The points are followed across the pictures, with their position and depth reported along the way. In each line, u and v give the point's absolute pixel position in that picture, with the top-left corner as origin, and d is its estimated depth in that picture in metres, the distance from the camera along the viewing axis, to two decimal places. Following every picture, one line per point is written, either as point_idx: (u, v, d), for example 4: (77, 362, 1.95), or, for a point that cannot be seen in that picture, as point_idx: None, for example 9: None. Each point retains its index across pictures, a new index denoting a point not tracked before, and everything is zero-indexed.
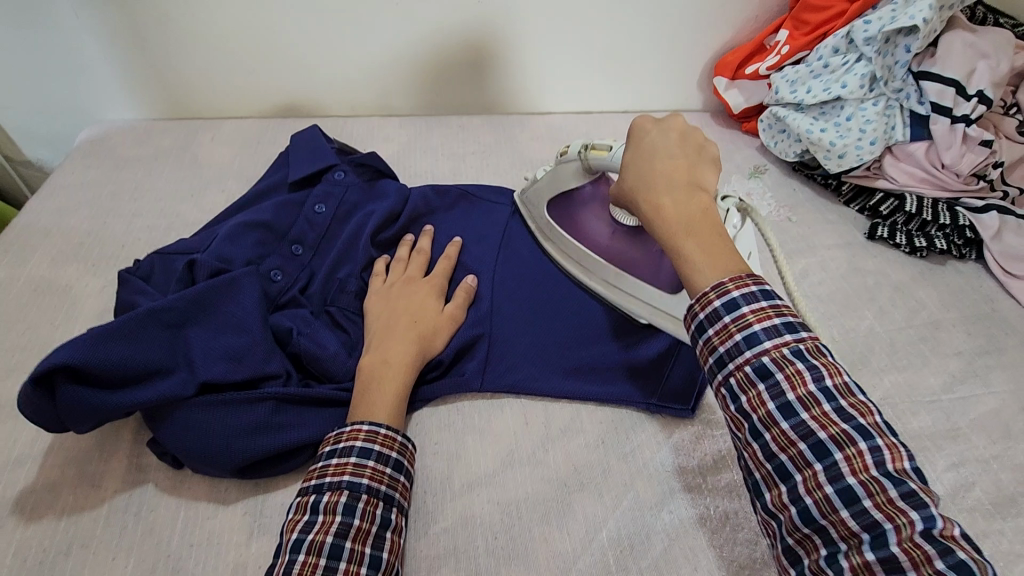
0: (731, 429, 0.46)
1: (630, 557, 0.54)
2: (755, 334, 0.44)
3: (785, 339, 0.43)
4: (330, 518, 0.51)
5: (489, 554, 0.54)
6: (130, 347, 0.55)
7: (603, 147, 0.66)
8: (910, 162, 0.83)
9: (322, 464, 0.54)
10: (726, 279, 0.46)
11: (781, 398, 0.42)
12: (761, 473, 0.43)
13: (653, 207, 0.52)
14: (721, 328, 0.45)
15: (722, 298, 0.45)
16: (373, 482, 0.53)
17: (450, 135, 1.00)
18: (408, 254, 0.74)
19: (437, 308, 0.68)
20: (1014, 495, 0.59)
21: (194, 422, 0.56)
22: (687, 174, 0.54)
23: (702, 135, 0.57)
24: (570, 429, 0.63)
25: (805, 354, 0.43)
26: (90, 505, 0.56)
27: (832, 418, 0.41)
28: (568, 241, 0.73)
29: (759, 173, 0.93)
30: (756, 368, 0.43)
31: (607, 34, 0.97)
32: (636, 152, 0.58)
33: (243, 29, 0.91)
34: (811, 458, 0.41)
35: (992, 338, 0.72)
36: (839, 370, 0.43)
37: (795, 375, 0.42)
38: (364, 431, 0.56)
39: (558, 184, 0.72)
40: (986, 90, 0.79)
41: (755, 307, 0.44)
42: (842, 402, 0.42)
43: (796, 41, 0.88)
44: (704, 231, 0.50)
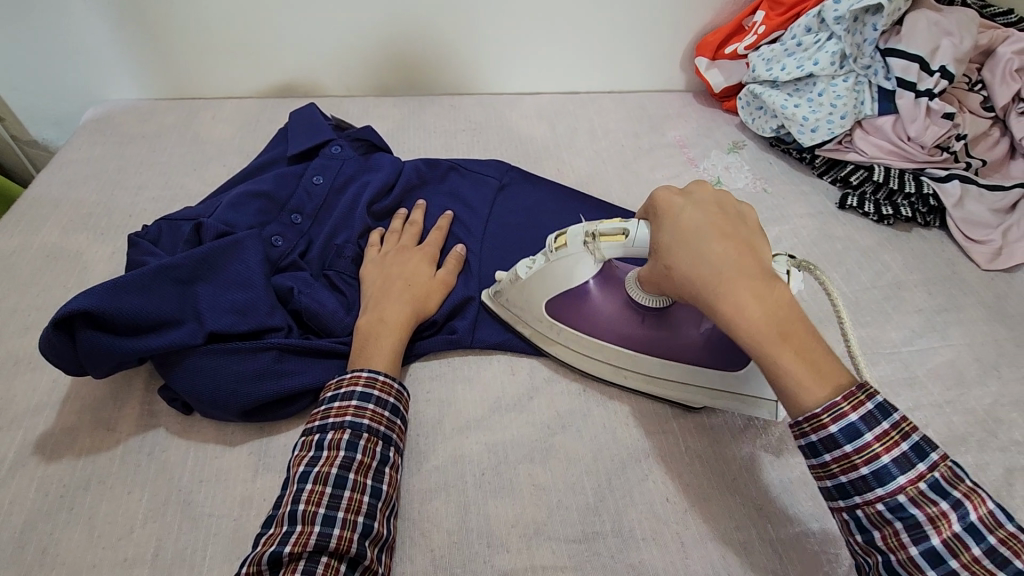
0: (857, 549, 0.47)
1: (608, 489, 0.58)
2: (886, 469, 0.44)
3: (919, 471, 0.43)
4: (334, 453, 0.55)
5: (477, 487, 0.59)
6: (143, 299, 0.59)
7: (614, 232, 0.58)
8: (879, 135, 0.88)
9: (325, 408, 0.58)
10: (839, 399, 0.44)
11: (924, 542, 0.43)
12: None
13: (737, 311, 0.45)
14: (843, 457, 0.45)
15: (840, 424, 0.44)
16: (373, 422, 0.58)
17: (442, 114, 1.04)
18: (401, 227, 0.78)
19: (430, 273, 0.71)
20: (964, 435, 0.63)
21: (202, 369, 0.60)
22: (752, 256, 0.48)
23: (737, 204, 0.53)
24: (554, 379, 0.67)
25: (943, 487, 0.43)
26: (106, 446, 0.60)
27: (986, 565, 0.42)
28: (589, 341, 0.65)
29: (737, 148, 0.97)
30: (889, 505, 0.44)
31: (592, 17, 1.01)
32: (678, 237, 0.50)
33: (242, 11, 0.95)
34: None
35: (951, 297, 0.77)
36: (982, 497, 0.43)
37: (940, 517, 0.43)
38: (364, 377, 0.59)
39: (563, 279, 0.64)
40: (948, 66, 0.82)
41: (881, 435, 0.44)
42: (991, 541, 0.42)
43: (771, 21, 0.92)
44: (798, 336, 0.45)
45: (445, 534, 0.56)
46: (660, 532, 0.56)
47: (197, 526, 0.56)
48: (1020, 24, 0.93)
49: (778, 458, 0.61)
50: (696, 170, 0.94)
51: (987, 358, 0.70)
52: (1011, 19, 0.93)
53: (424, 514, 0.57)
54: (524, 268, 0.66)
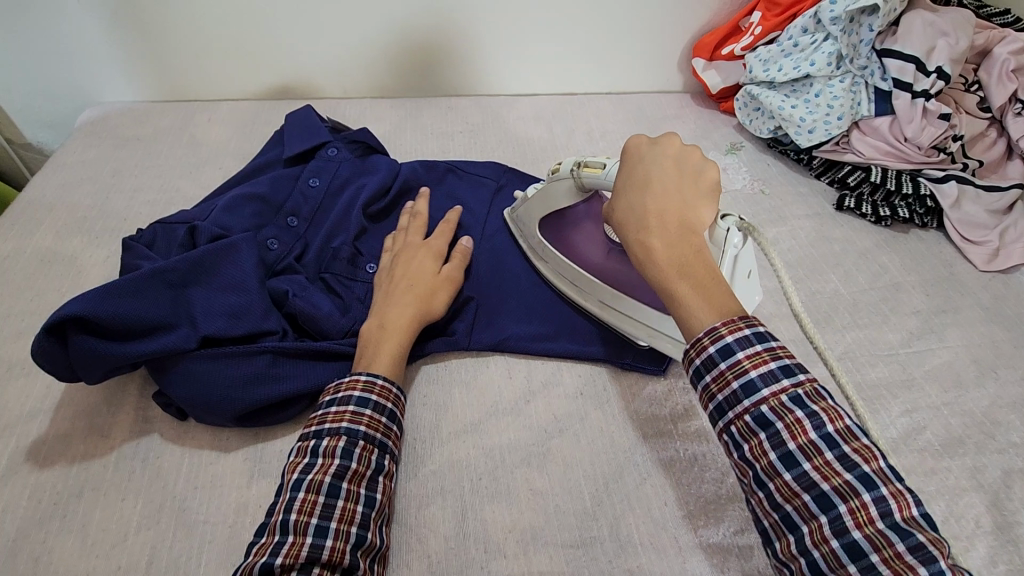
0: (736, 475, 0.48)
1: (605, 494, 0.58)
2: (752, 382, 0.46)
3: (783, 386, 0.45)
4: (329, 460, 0.54)
5: (474, 493, 0.58)
6: (135, 303, 0.59)
7: (596, 164, 0.65)
8: (876, 136, 0.87)
9: (322, 413, 0.58)
10: (719, 323, 0.47)
11: (783, 448, 0.44)
12: (769, 522, 0.46)
13: (644, 247, 0.53)
14: (717, 374, 0.47)
15: (716, 343, 0.47)
16: (370, 429, 0.57)
17: (439, 116, 1.04)
18: (407, 222, 0.77)
19: (435, 269, 0.70)
20: (962, 436, 0.63)
21: (195, 374, 0.60)
22: (681, 209, 0.55)
23: (701, 162, 0.58)
24: (551, 383, 0.67)
25: (803, 399, 0.45)
26: (100, 452, 0.60)
27: (836, 468, 0.43)
28: (562, 262, 0.72)
29: (735, 149, 0.97)
30: (755, 417, 0.45)
31: (590, 17, 1.01)
32: (626, 184, 0.58)
33: (240, 15, 0.94)
34: (816, 511, 0.43)
35: (948, 298, 0.76)
36: (841, 413, 0.45)
37: (795, 424, 0.44)
38: (362, 381, 0.59)
39: (550, 203, 0.71)
40: (944, 66, 0.82)
41: (750, 352, 0.46)
42: (844, 449, 0.43)
43: (768, 22, 0.92)
44: (694, 273, 0.50)
45: (442, 540, 0.55)
46: (657, 537, 0.56)
47: (192, 534, 0.55)
48: (1016, 24, 0.93)
49: None
50: None
51: (985, 360, 0.70)
52: (1008, 20, 0.94)
53: (420, 521, 0.57)
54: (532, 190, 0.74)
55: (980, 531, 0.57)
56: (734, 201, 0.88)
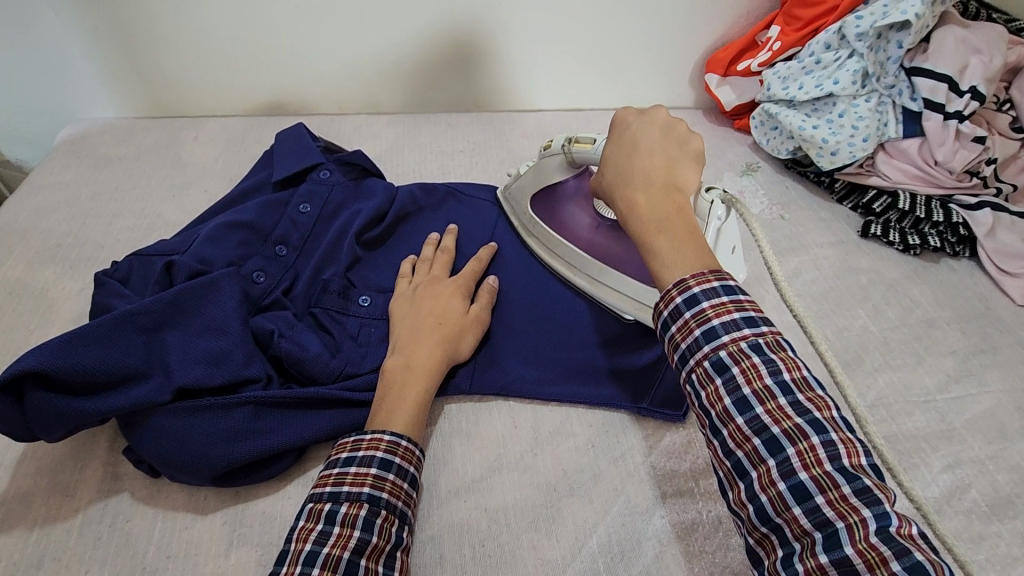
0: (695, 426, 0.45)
1: (621, 563, 0.53)
2: (713, 329, 0.43)
3: (743, 333, 0.43)
4: (347, 532, 0.48)
5: (476, 562, 0.53)
6: (104, 351, 0.53)
7: (587, 140, 0.65)
8: (903, 159, 0.82)
9: (339, 472, 0.52)
10: (687, 275, 0.45)
11: (738, 393, 0.42)
12: (723, 471, 0.43)
13: (629, 205, 0.52)
14: (682, 324, 0.44)
15: (683, 294, 0.45)
16: (392, 497, 0.51)
17: (439, 133, 0.98)
18: (432, 254, 0.72)
19: (462, 308, 0.65)
20: (1011, 496, 0.58)
21: (169, 429, 0.54)
22: (666, 171, 0.53)
23: (687, 133, 0.57)
24: (560, 433, 0.62)
25: (762, 347, 0.42)
26: (63, 515, 0.54)
27: (787, 413, 0.40)
28: (551, 235, 0.72)
29: (751, 170, 0.92)
30: (713, 362, 0.43)
31: (598, 30, 0.95)
32: (614, 150, 0.57)
33: (230, 28, 0.89)
34: (765, 453, 0.40)
35: (986, 337, 0.71)
36: (799, 364, 0.42)
37: (751, 370, 0.41)
38: (385, 441, 0.53)
39: (543, 178, 0.72)
40: (978, 86, 0.77)
41: (715, 302, 0.44)
42: (798, 396, 0.41)
43: (788, 37, 0.87)
44: (677, 229, 0.49)
45: None
46: None
47: None
48: None
49: None
50: None
51: None
52: None
53: None
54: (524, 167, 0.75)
55: None
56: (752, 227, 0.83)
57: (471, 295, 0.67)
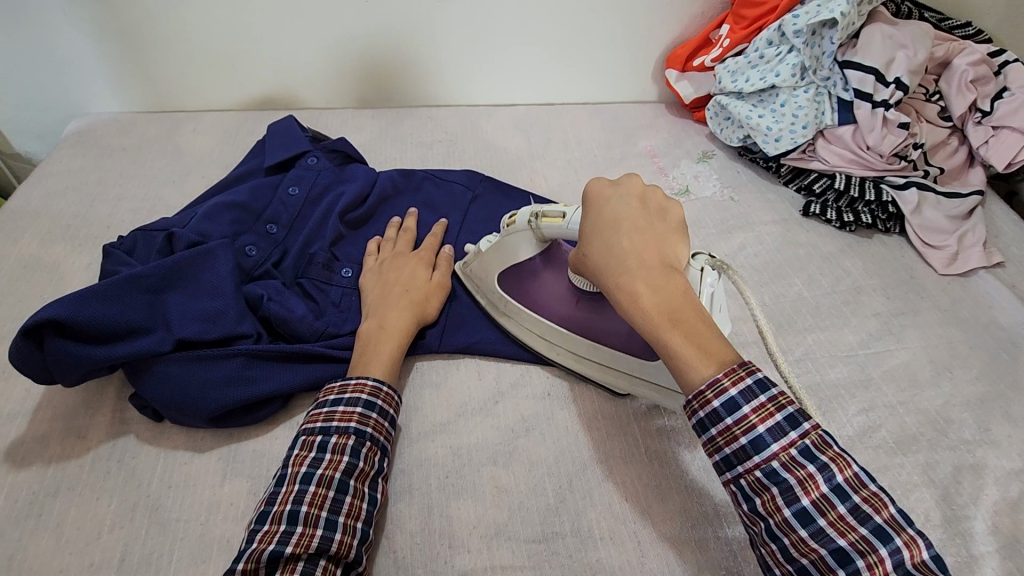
0: (745, 523, 0.50)
1: (568, 491, 0.60)
2: (760, 438, 0.47)
3: (791, 440, 0.47)
4: (338, 457, 0.55)
5: (441, 490, 0.60)
6: (111, 306, 0.61)
7: (555, 215, 0.61)
8: (840, 144, 0.90)
9: (329, 410, 0.59)
10: (720, 375, 0.48)
11: (797, 504, 0.46)
12: (781, 570, 0.48)
13: (631, 297, 0.50)
14: (724, 429, 0.48)
15: (720, 398, 0.47)
16: (375, 431, 0.59)
17: (419, 126, 1.06)
18: (395, 235, 0.80)
19: (426, 276, 0.73)
20: (916, 434, 0.65)
21: (171, 376, 0.61)
22: (657, 250, 0.53)
23: (663, 201, 0.57)
24: (521, 383, 0.69)
25: (812, 452, 0.46)
26: (76, 453, 0.61)
27: (850, 522, 0.45)
28: (529, 316, 0.69)
29: (707, 157, 1.00)
30: (766, 473, 0.47)
31: (565, 31, 1.03)
32: (595, 225, 0.56)
33: (224, 29, 0.97)
34: (834, 565, 0.45)
35: (908, 301, 0.79)
36: (849, 462, 0.47)
37: (808, 480, 0.46)
38: (369, 386, 0.61)
39: (509, 257, 0.68)
40: (903, 78, 0.85)
41: (756, 406, 0.47)
42: (855, 500, 0.45)
43: (735, 35, 0.95)
44: (688, 321, 0.49)
45: (408, 535, 0.57)
46: (619, 533, 0.57)
47: (163, 531, 0.57)
48: (978, 36, 0.98)
49: None
50: (666, 178, 0.96)
51: (941, 360, 0.72)
52: (968, 32, 0.97)
53: (388, 518, 0.58)
54: (484, 243, 0.70)
55: (930, 524, 0.59)
56: (703, 208, 0.91)
57: (432, 265, 0.75)
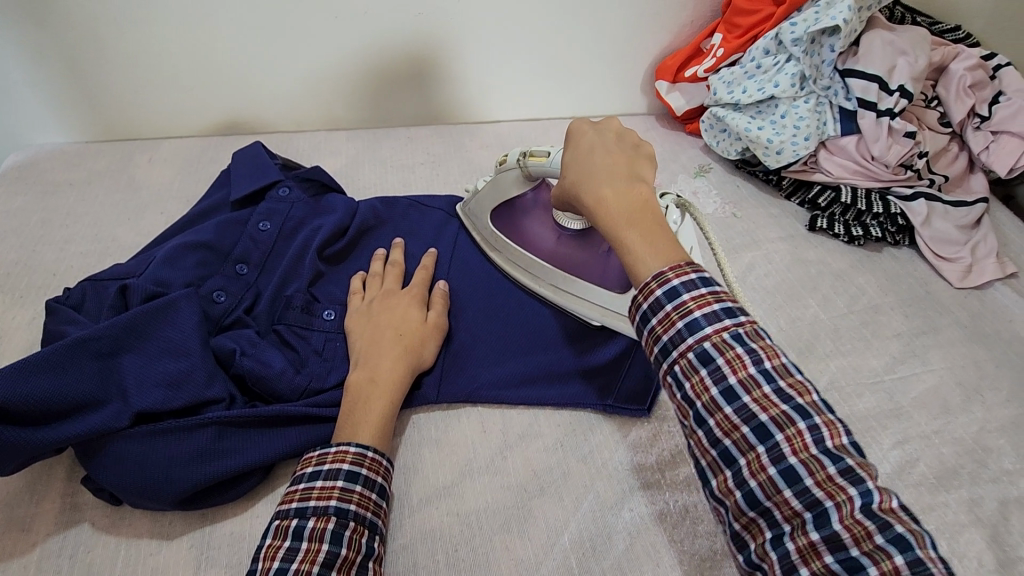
0: (675, 418, 0.45)
1: (593, 558, 0.54)
2: (694, 321, 0.43)
3: (724, 324, 0.43)
4: (316, 546, 0.48)
5: (451, 567, 0.53)
6: (55, 378, 0.52)
7: (541, 153, 0.65)
8: (843, 154, 0.87)
9: (305, 487, 0.52)
10: (665, 268, 0.45)
11: (724, 383, 0.42)
12: (706, 460, 0.43)
13: (594, 198, 0.51)
14: (663, 317, 0.44)
15: (663, 287, 0.44)
16: (360, 508, 0.52)
17: (398, 148, 1.00)
18: (382, 268, 0.72)
19: (420, 317, 0.65)
20: (956, 467, 0.61)
21: (130, 455, 0.53)
22: (625, 165, 0.53)
23: (638, 137, 0.58)
24: (530, 434, 0.62)
25: (744, 336, 0.42)
26: (19, 551, 0.53)
27: (773, 400, 0.41)
28: (513, 251, 0.71)
29: (704, 172, 0.96)
30: (698, 354, 0.42)
31: (549, 42, 0.98)
32: (572, 152, 0.57)
33: (180, 48, 0.88)
34: (754, 442, 0.41)
35: (928, 319, 0.75)
36: (777, 350, 0.43)
37: (736, 359, 0.42)
38: (351, 453, 0.54)
39: (501, 193, 0.71)
40: (906, 85, 0.82)
41: (695, 293, 0.44)
42: (781, 383, 0.41)
43: (730, 44, 0.91)
44: (648, 223, 0.48)
45: None
46: None
47: None
48: (968, 40, 0.95)
49: None
50: None
51: (970, 382, 0.69)
52: (959, 36, 0.95)
53: None
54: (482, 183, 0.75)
55: (983, 571, 0.55)
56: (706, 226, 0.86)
57: (426, 303, 0.68)
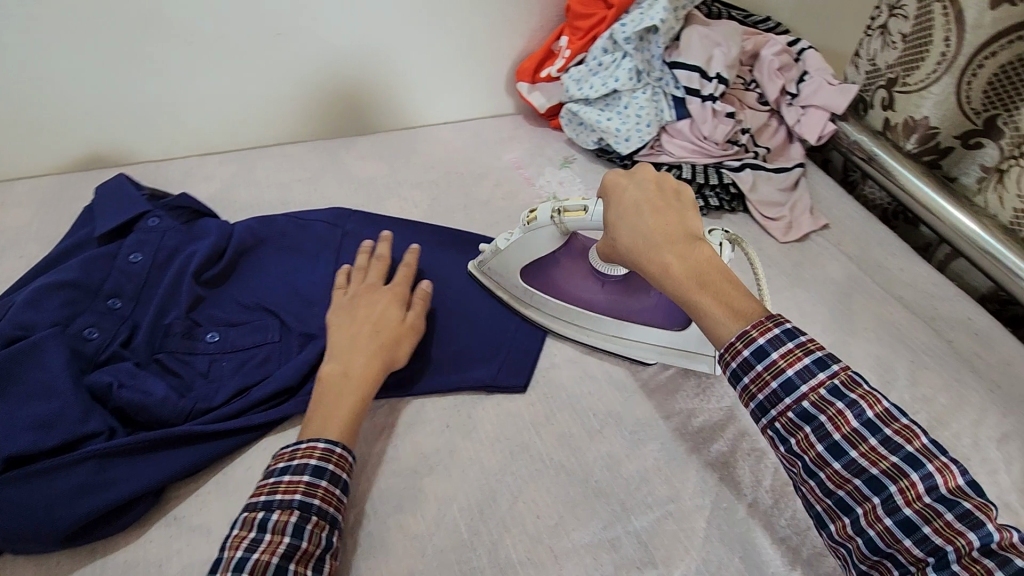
0: (785, 466, 0.53)
1: (480, 520, 0.59)
2: (790, 380, 0.50)
3: (819, 379, 0.50)
4: (278, 538, 0.51)
5: (348, 553, 0.57)
6: None
7: (577, 209, 0.67)
8: (681, 137, 0.98)
9: (274, 481, 0.54)
10: (748, 327, 0.52)
11: (829, 440, 0.49)
12: (823, 507, 0.50)
13: (660, 266, 0.57)
14: (756, 376, 0.52)
15: (750, 346, 0.51)
16: (324, 503, 0.54)
17: (275, 166, 1.01)
18: (367, 262, 0.74)
19: (399, 316, 0.69)
20: None
21: (6, 500, 0.53)
22: (679, 225, 0.58)
23: (677, 183, 0.62)
24: (417, 422, 0.67)
25: (841, 389, 0.49)
26: None
27: (881, 452, 0.48)
28: (558, 306, 0.75)
29: (568, 163, 1.05)
30: (798, 413, 0.50)
31: (409, 54, 1.03)
32: (619, 213, 0.61)
33: (20, 85, 0.85)
34: (869, 493, 0.48)
35: (759, 272, 0.87)
36: (879, 397, 0.49)
37: (838, 416, 0.49)
38: (319, 449, 0.56)
39: (533, 252, 0.73)
40: (722, 73, 0.94)
41: (784, 351, 0.51)
42: (886, 432, 0.48)
43: (575, 45, 1.00)
44: (718, 283, 0.55)
45: None
46: (535, 552, 0.58)
47: None
48: (778, 28, 1.09)
49: (633, 451, 0.65)
50: (533, 188, 1.01)
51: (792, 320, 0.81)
52: (770, 26, 1.09)
53: None
54: (503, 241, 0.75)
55: None
56: None
57: (408, 302, 0.72)
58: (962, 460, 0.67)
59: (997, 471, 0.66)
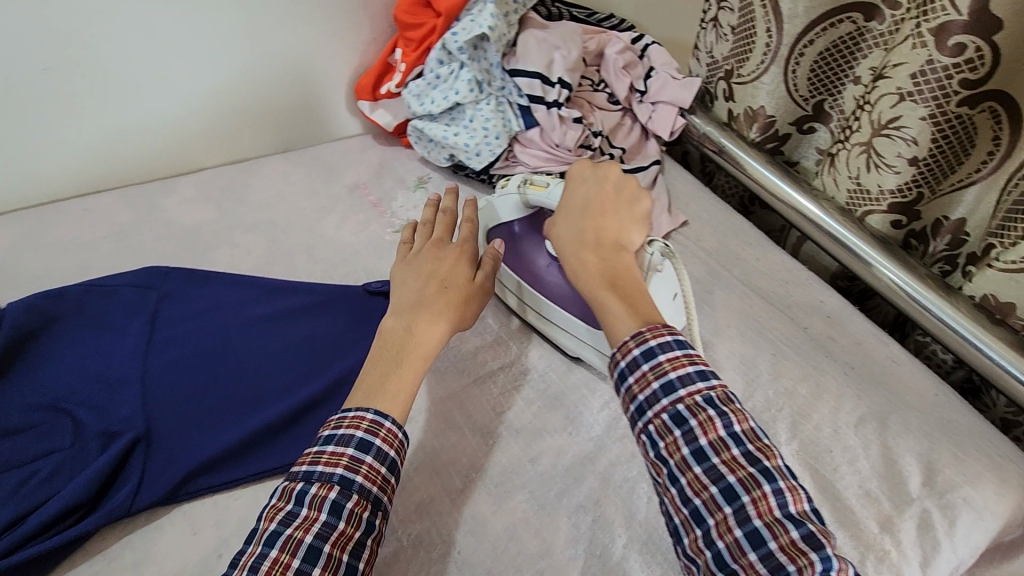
0: (650, 474, 0.51)
1: None
2: (671, 381, 0.50)
3: (698, 387, 0.50)
4: (313, 515, 0.48)
5: None
6: None
7: (540, 185, 0.70)
8: (534, 146, 0.93)
9: (317, 450, 0.51)
10: (643, 329, 0.53)
11: (695, 444, 0.48)
12: (680, 517, 0.48)
13: (576, 264, 0.60)
14: (640, 375, 0.51)
15: (641, 346, 0.51)
16: (367, 480, 0.50)
17: (72, 224, 0.86)
18: (433, 216, 0.72)
19: (470, 274, 0.66)
20: None
21: None
22: (615, 234, 0.62)
23: (637, 192, 0.65)
24: None
25: (715, 401, 0.49)
26: None
27: (741, 462, 0.47)
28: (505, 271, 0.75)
29: (423, 183, 0.98)
30: (672, 415, 0.49)
31: (229, 83, 0.91)
32: (569, 205, 0.65)
33: None
34: (722, 502, 0.46)
35: None
36: (746, 416, 0.50)
37: (707, 422, 0.48)
38: (366, 421, 0.52)
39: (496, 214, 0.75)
40: (563, 77, 0.90)
41: (671, 356, 0.51)
42: (749, 446, 0.48)
43: (409, 58, 0.93)
44: (626, 288, 0.57)
45: None
46: None
47: None
48: (622, 25, 1.07)
49: (498, 505, 0.60)
50: (386, 215, 0.93)
51: None
52: (614, 23, 1.07)
53: None
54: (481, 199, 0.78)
55: None
56: None
57: (476, 262, 0.68)
58: (825, 453, 0.68)
59: (856, 459, 0.67)
